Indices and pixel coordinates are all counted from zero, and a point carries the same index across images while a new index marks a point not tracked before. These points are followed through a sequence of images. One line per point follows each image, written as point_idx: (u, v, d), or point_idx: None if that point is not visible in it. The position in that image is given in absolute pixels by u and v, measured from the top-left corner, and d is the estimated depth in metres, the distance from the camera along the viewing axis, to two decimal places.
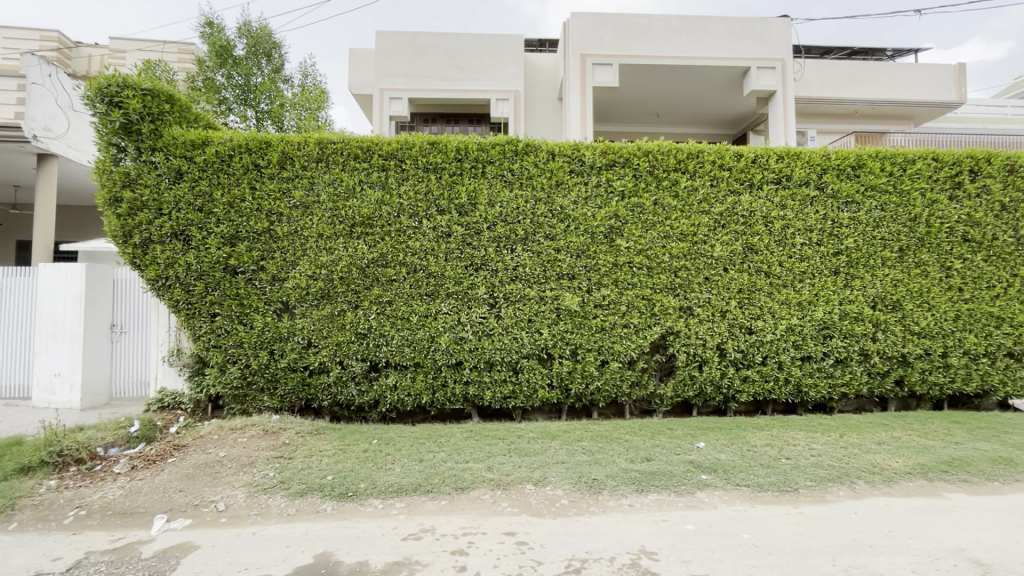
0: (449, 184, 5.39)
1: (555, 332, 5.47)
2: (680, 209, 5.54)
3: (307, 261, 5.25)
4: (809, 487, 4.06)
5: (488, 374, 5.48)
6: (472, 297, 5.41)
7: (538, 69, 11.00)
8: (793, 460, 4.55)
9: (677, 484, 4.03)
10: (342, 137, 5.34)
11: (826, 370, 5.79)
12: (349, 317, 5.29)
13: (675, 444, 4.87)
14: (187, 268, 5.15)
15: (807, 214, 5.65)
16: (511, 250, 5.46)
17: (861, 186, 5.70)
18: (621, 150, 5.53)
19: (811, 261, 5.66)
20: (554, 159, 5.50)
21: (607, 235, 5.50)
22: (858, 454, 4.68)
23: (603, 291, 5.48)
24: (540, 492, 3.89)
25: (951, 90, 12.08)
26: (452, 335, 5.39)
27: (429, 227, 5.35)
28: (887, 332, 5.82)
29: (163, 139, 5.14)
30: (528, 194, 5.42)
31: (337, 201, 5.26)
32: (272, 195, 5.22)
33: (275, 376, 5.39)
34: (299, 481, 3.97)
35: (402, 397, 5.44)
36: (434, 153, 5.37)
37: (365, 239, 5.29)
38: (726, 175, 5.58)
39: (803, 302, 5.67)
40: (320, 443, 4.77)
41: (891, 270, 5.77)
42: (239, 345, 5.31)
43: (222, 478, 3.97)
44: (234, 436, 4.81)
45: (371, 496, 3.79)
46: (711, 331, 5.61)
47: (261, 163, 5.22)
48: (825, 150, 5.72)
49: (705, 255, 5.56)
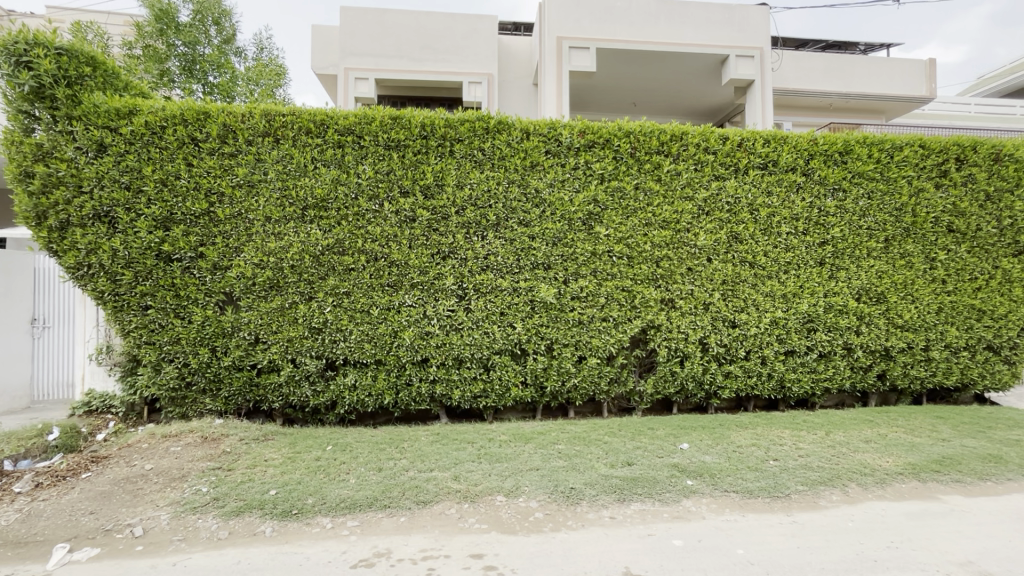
0: (414, 164, 4.89)
1: (529, 326, 5.07)
2: (663, 194, 5.18)
3: (252, 248, 4.69)
4: (801, 492, 3.77)
5: (457, 372, 5.05)
6: (439, 288, 4.96)
7: (513, 52, 10.52)
8: (781, 462, 4.27)
9: (662, 491, 3.69)
10: (292, 108, 4.76)
11: (809, 365, 5.57)
12: (302, 310, 4.78)
13: (657, 445, 4.54)
14: (113, 254, 4.53)
15: (794, 202, 5.37)
16: (481, 237, 5.02)
17: (849, 173, 5.45)
18: (601, 129, 5.13)
19: (797, 251, 5.40)
20: (528, 138, 5.07)
21: (585, 222, 5.12)
22: (847, 454, 4.44)
23: (581, 283, 5.10)
24: (512, 505, 3.48)
25: (921, 85, 12.12)
26: (418, 330, 4.94)
27: (391, 211, 4.85)
28: (870, 326, 5.64)
29: (83, 106, 4.47)
30: (499, 175, 4.98)
31: (287, 180, 4.70)
32: (211, 172, 4.63)
33: (218, 375, 4.84)
34: (235, 497, 3.46)
35: (362, 397, 4.96)
36: (396, 128, 4.85)
37: (320, 223, 4.77)
38: (711, 159, 5.24)
39: (788, 294, 5.41)
40: (266, 451, 4.26)
41: (877, 261, 5.57)
42: (176, 341, 4.74)
43: (144, 496, 3.43)
44: (167, 444, 4.25)
45: (319, 514, 3.31)
46: (693, 325, 5.31)
47: (198, 137, 4.62)
48: (812, 134, 5.44)
49: (688, 245, 5.24)
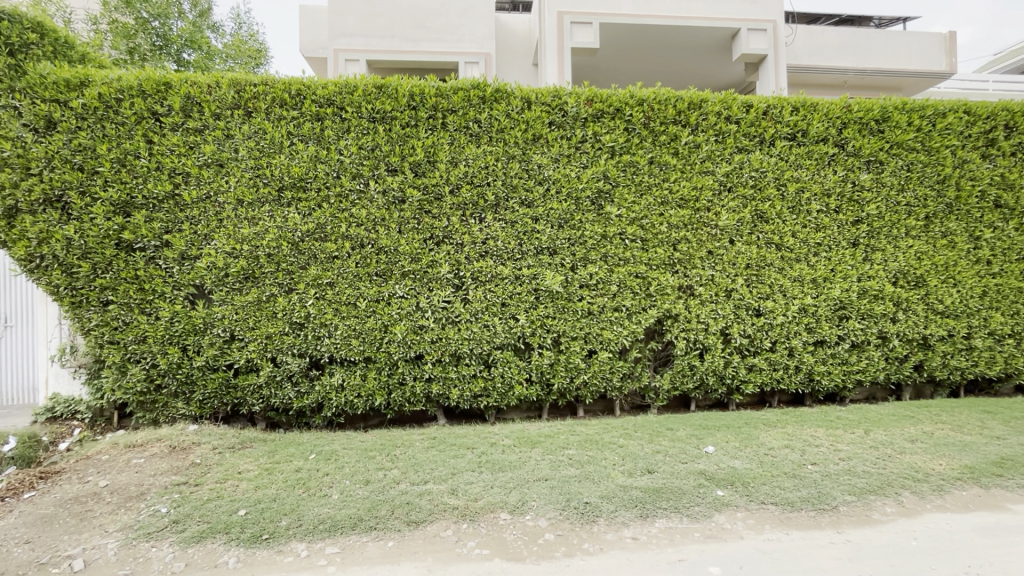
0: (403, 138, 4.37)
1: (533, 318, 4.58)
2: (680, 168, 4.66)
3: (224, 235, 4.20)
4: (850, 504, 3.28)
5: (456, 369, 4.58)
6: (433, 277, 4.47)
7: (511, 30, 9.91)
8: (820, 466, 3.77)
9: (689, 505, 3.21)
10: (264, 78, 4.25)
11: (840, 356, 5.07)
12: (280, 303, 4.30)
13: (679, 449, 4.05)
14: (67, 244, 4.03)
15: (825, 176, 4.85)
16: (479, 220, 4.52)
17: (886, 143, 4.92)
18: (610, 97, 4.60)
19: (828, 231, 4.89)
20: (529, 108, 4.56)
21: (594, 201, 4.61)
22: (893, 456, 3.95)
23: (590, 269, 4.60)
24: (517, 524, 3.00)
25: (941, 59, 11.48)
26: (410, 324, 4.46)
27: (378, 191, 4.34)
28: (907, 312, 5.13)
29: (27, 77, 3.96)
30: (498, 150, 4.47)
31: (260, 157, 4.20)
32: (175, 150, 4.13)
33: (190, 377, 4.37)
34: (199, 520, 3.00)
35: (350, 399, 4.49)
36: (382, 98, 4.33)
37: (299, 206, 4.27)
38: (734, 128, 4.71)
39: (818, 278, 4.91)
40: (241, 462, 3.79)
41: (916, 241, 5.06)
42: (142, 340, 4.26)
43: (92, 520, 2.96)
44: (128, 456, 3.79)
45: (294, 539, 2.85)
46: (714, 314, 4.82)
47: (159, 111, 4.12)
48: (846, 100, 4.91)
49: (708, 225, 4.73)
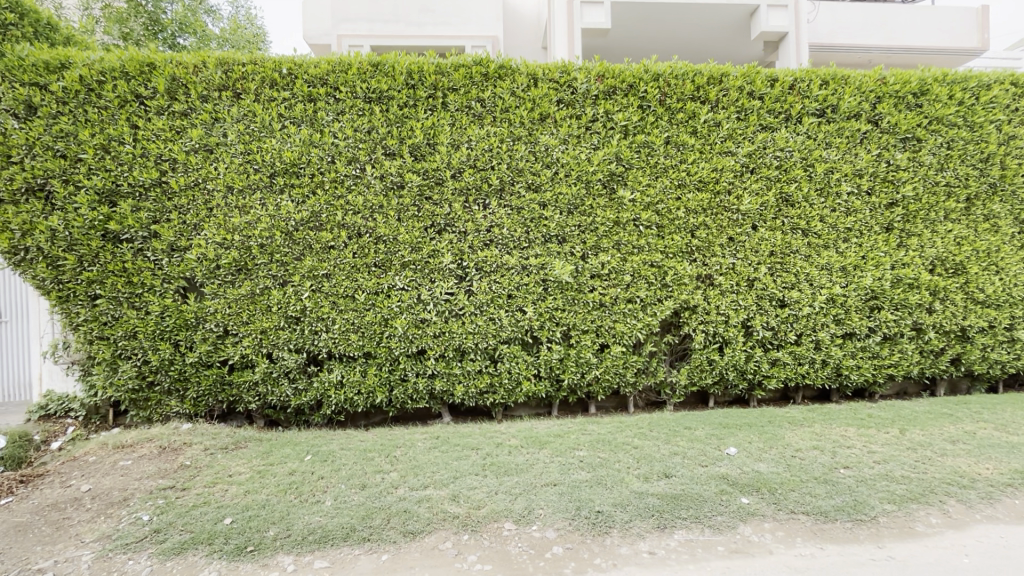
0: (401, 119, 4.10)
1: (542, 311, 4.31)
2: (699, 149, 4.33)
3: (213, 225, 3.98)
4: (890, 514, 2.97)
5: (460, 365, 4.33)
6: (435, 268, 4.21)
7: (519, 12, 9.53)
8: (854, 470, 3.47)
9: (711, 514, 2.94)
10: (253, 57, 4.01)
11: (871, 350, 4.73)
12: (274, 297, 4.08)
13: (698, 451, 3.77)
14: (51, 236, 3.83)
15: (856, 155, 4.49)
16: (483, 206, 4.25)
17: (925, 118, 4.53)
18: (623, 73, 4.27)
19: (860, 215, 4.53)
20: (536, 85, 4.25)
21: (605, 184, 4.31)
22: (934, 459, 3.62)
23: (602, 258, 4.32)
24: (523, 536, 2.76)
25: (972, 36, 10.86)
26: (412, 317, 4.22)
27: (374, 176, 4.09)
28: (944, 302, 4.77)
29: (6, 60, 3.75)
30: (503, 131, 4.18)
31: (249, 142, 3.96)
32: (161, 135, 3.90)
33: (183, 374, 4.18)
34: (181, 529, 2.80)
35: (350, 396, 4.27)
36: (378, 76, 4.07)
37: (292, 193, 4.03)
38: (757, 105, 4.36)
39: (848, 266, 4.57)
40: (233, 464, 3.60)
41: (956, 226, 4.68)
42: (133, 336, 4.07)
43: (69, 529, 2.79)
44: (116, 458, 3.62)
45: (281, 551, 2.63)
46: (735, 305, 4.51)
47: (143, 94, 3.90)
48: (880, 73, 4.53)
49: (730, 210, 4.41)
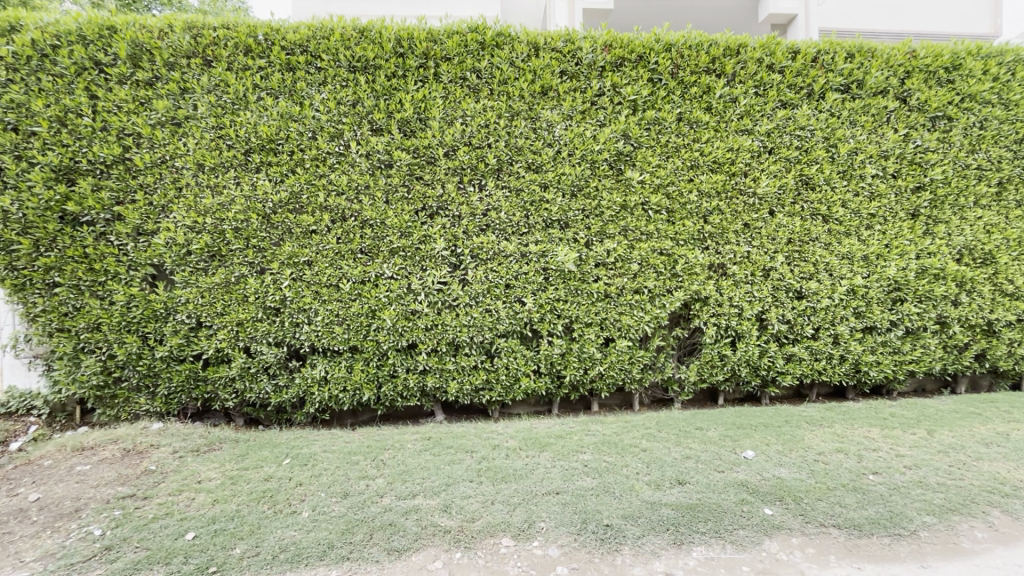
0: (389, 91, 3.74)
1: (542, 302, 3.98)
2: (713, 127, 4.00)
3: (183, 206, 3.63)
4: (931, 528, 2.67)
5: (454, 360, 4.01)
6: (426, 254, 3.88)
7: None
8: (884, 476, 3.17)
9: (733, 528, 2.63)
10: (225, 21, 3.65)
11: (892, 345, 4.42)
12: (251, 285, 3.73)
13: (713, 455, 3.46)
14: (3, 217, 3.47)
15: (882, 135, 4.17)
16: (479, 187, 3.92)
17: (956, 96, 4.21)
18: (632, 42, 3.93)
19: (884, 199, 4.21)
20: (537, 55, 3.90)
21: (612, 165, 3.97)
22: (969, 464, 3.33)
23: (608, 245, 3.99)
24: (523, 554, 2.44)
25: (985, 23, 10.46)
26: (401, 309, 3.88)
27: (360, 154, 3.74)
28: (971, 295, 4.46)
29: None
30: (500, 105, 3.83)
31: (222, 115, 3.61)
32: (124, 107, 3.54)
33: (152, 369, 3.84)
34: (136, 546, 2.48)
35: (334, 393, 3.94)
36: (363, 43, 3.71)
37: (269, 171, 3.68)
38: (777, 79, 4.03)
39: (871, 255, 4.26)
40: (204, 469, 3.27)
41: (986, 212, 4.37)
42: (96, 328, 3.71)
43: (8, 547, 2.46)
44: (74, 462, 3.29)
45: (248, 572, 2.32)
46: (749, 297, 4.19)
47: (103, 61, 3.53)
48: (910, 45, 4.19)
49: (746, 193, 4.08)
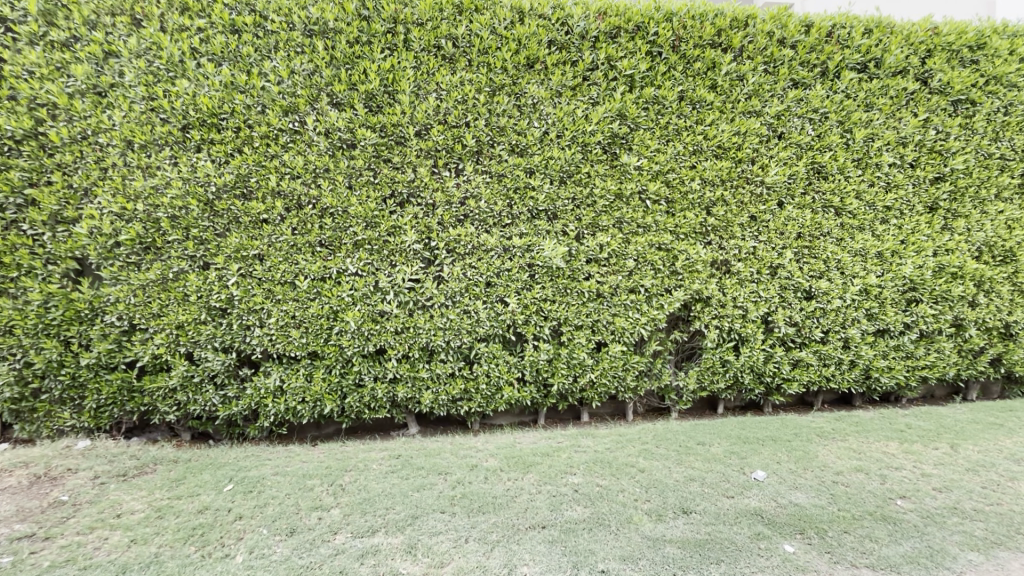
0: (353, 59, 3.27)
1: (527, 303, 3.54)
2: (719, 107, 3.60)
3: (109, 190, 3.11)
4: (978, 568, 2.29)
5: (427, 368, 3.55)
6: (396, 248, 3.41)
7: None
8: (913, 501, 2.79)
9: (751, 571, 2.22)
10: None
11: (906, 349, 4.07)
12: (192, 283, 3.23)
13: (719, 476, 3.05)
14: None
15: (900, 120, 3.82)
16: (455, 172, 3.47)
17: (980, 78, 3.88)
18: (628, 11, 3.52)
19: (902, 190, 3.85)
20: (522, 23, 3.46)
21: (606, 148, 3.55)
22: (1004, 485, 2.97)
23: (601, 238, 3.56)
24: None
25: None
26: (367, 310, 3.41)
27: (318, 133, 3.26)
28: (990, 295, 4.12)
29: None
30: (481, 79, 3.38)
31: (153, 83, 3.12)
32: (36, 71, 3.02)
33: (77, 380, 3.28)
34: None
35: (289, 406, 3.45)
36: (322, 4, 3.25)
37: (211, 151, 3.19)
38: (788, 55, 3.65)
39: (886, 251, 3.89)
40: (127, 499, 2.77)
41: (1007, 206, 4.04)
42: (8, 331, 3.15)
43: None
44: None
45: None
46: (755, 296, 3.79)
47: (10, 17, 3.02)
48: (930, 22, 3.86)
49: (754, 182, 3.69)
